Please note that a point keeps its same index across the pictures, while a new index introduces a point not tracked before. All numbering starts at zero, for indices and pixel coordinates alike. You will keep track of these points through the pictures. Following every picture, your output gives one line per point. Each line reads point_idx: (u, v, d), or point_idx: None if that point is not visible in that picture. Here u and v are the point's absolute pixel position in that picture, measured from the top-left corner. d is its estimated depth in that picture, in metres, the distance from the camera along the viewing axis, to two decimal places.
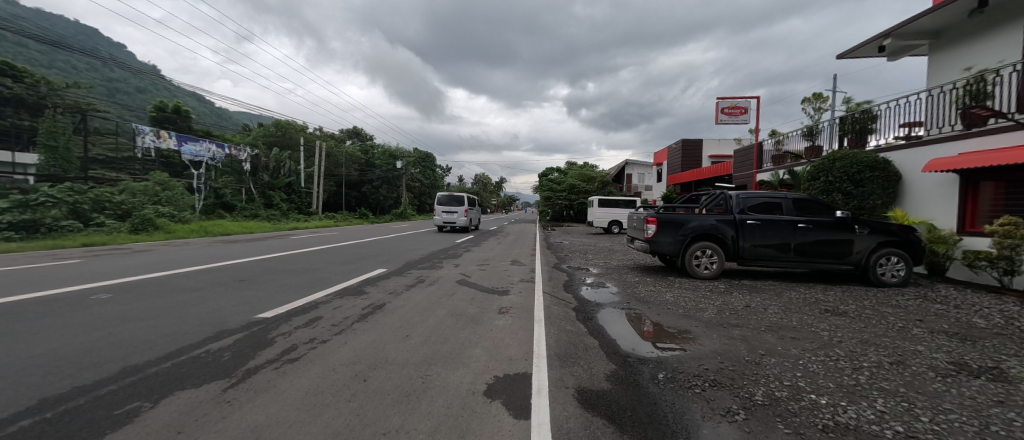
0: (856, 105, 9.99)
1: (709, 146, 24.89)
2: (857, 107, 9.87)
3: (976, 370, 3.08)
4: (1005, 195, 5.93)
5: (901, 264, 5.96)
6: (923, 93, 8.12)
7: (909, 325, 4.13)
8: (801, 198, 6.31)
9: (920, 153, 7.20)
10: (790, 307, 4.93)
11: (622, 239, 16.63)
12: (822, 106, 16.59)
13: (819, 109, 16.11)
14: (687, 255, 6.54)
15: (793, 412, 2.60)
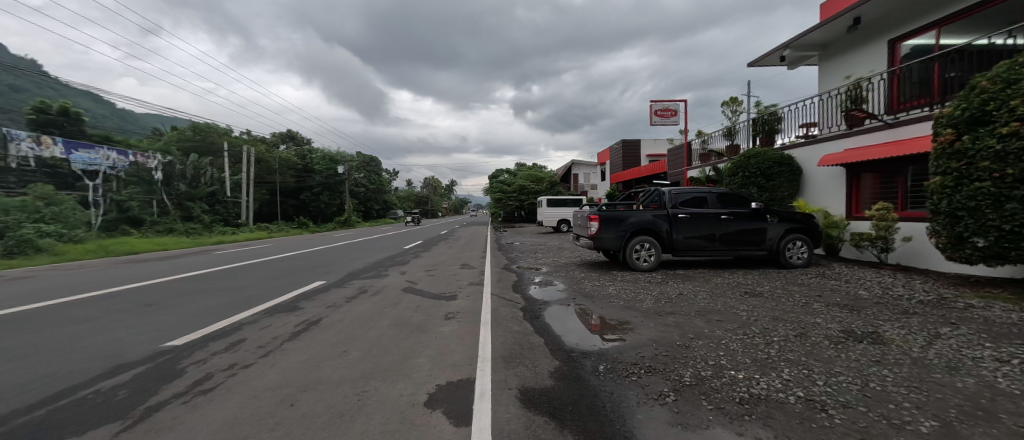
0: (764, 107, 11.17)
1: (645, 146, 26.72)
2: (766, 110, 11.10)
3: (860, 336, 3.58)
4: (882, 183, 6.98)
5: (804, 247, 6.77)
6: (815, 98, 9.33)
7: (811, 300, 4.70)
8: (723, 192, 6.94)
9: (816, 150, 8.26)
10: (717, 291, 5.40)
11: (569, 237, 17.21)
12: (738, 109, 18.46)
13: (735, 111, 17.91)
14: (627, 250, 6.91)
15: (715, 389, 2.84)
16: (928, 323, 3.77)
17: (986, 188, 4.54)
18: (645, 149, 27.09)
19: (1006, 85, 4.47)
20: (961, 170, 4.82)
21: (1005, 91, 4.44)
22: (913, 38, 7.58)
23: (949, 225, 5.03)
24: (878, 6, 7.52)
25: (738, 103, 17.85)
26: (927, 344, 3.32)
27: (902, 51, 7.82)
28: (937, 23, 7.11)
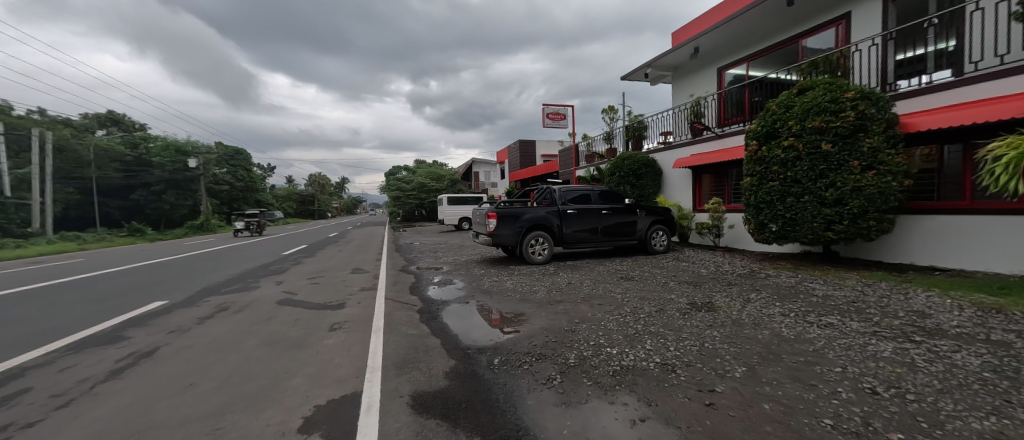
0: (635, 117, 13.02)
1: (540, 146, 28.63)
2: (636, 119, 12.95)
3: (699, 306, 4.46)
4: (716, 183, 8.80)
5: (664, 236, 8.11)
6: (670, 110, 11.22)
7: (668, 280, 5.67)
8: (603, 190, 7.84)
9: (672, 154, 9.97)
10: (600, 278, 6.10)
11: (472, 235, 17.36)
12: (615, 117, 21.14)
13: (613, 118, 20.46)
14: (523, 245, 7.31)
15: (594, 366, 3.18)
16: (742, 291, 4.90)
17: (775, 186, 6.11)
18: (541, 149, 29.01)
19: (786, 110, 6.05)
20: (761, 173, 6.37)
21: (785, 114, 6.01)
22: (733, 68, 9.72)
23: (755, 215, 6.56)
24: (712, 39, 9.39)
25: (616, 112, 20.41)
26: (741, 307, 4.30)
27: (726, 78, 9.96)
28: (747, 58, 9.25)
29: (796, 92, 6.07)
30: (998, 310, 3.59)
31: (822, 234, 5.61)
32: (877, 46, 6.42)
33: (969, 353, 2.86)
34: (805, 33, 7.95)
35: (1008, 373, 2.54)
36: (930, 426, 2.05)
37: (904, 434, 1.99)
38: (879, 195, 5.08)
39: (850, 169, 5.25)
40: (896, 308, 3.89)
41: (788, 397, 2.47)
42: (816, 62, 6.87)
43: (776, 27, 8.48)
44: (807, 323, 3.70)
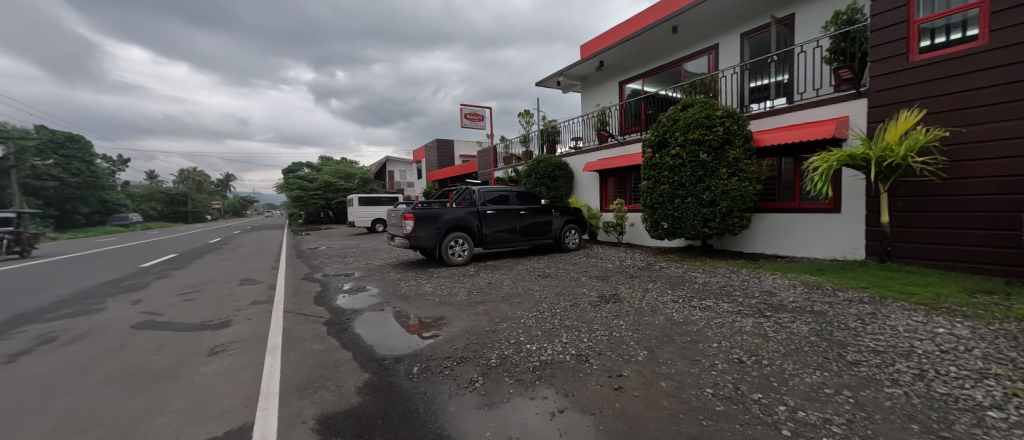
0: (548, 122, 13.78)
1: (458, 146, 28.36)
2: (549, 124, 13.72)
3: (607, 297, 4.89)
4: (619, 185, 9.80)
5: (576, 234, 8.70)
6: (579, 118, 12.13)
7: (580, 275, 6.12)
8: (521, 191, 8.09)
9: (581, 159, 10.78)
10: (520, 277, 6.27)
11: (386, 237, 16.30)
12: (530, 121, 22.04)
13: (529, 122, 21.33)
14: (442, 246, 7.16)
15: (515, 363, 3.23)
16: (641, 282, 5.55)
17: (665, 189, 7.05)
18: (458, 149, 28.74)
19: (673, 123, 7.02)
20: (654, 177, 7.29)
21: (672, 126, 6.98)
22: (630, 83, 10.93)
23: (650, 214, 7.44)
24: (614, 54, 10.45)
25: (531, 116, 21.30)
26: (641, 296, 4.85)
27: (625, 92, 11.14)
28: (641, 75, 10.50)
29: (680, 108, 7.09)
30: (815, 287, 4.71)
31: (701, 231, 6.64)
32: (735, 75, 7.87)
33: (799, 322, 3.68)
34: (685, 58, 9.36)
35: (823, 336, 3.34)
36: (779, 384, 2.61)
37: (760, 395, 2.48)
38: (739, 197, 6.24)
39: (720, 175, 6.33)
40: (752, 289, 4.82)
41: (680, 374, 2.86)
42: (694, 83, 8.08)
43: (664, 50, 9.84)
44: (691, 307, 4.34)
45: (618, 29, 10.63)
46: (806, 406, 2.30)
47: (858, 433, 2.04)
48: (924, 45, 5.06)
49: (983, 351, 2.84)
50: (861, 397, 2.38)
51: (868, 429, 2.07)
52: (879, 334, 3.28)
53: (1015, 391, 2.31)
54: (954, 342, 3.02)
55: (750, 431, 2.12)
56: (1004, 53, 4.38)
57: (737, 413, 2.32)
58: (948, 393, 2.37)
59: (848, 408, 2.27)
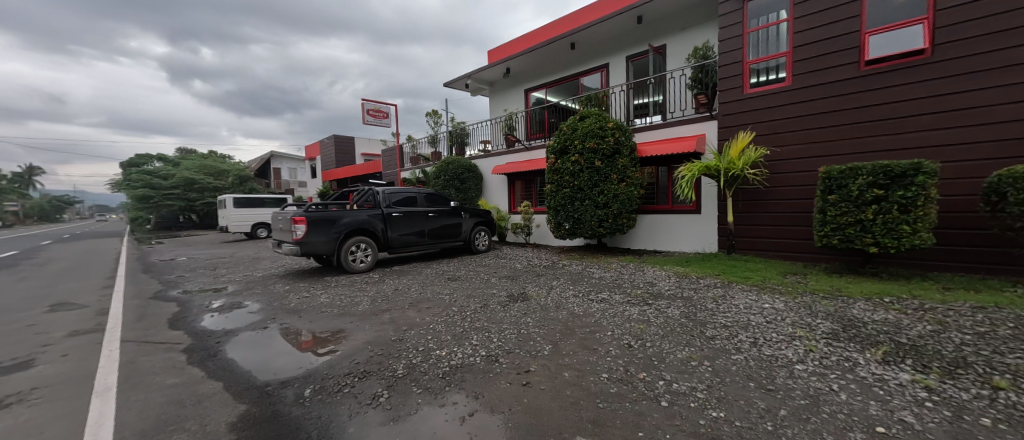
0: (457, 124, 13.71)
1: (359, 144, 26.15)
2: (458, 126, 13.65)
3: (516, 296, 5.08)
4: (526, 188, 10.27)
5: (486, 236, 8.81)
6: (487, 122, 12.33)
7: (490, 277, 6.23)
8: (430, 192, 7.87)
9: (490, 162, 10.98)
10: (429, 281, 6.06)
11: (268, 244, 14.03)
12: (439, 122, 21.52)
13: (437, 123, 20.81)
14: (341, 253, 6.51)
15: (424, 371, 3.09)
16: (546, 280, 5.91)
17: (567, 192, 7.65)
18: (359, 147, 26.49)
19: (573, 131, 7.65)
20: (557, 182, 7.84)
21: (572, 134, 7.61)
22: (535, 91, 11.56)
23: (553, 216, 7.97)
24: (520, 63, 10.92)
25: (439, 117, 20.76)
26: (546, 293, 5.17)
27: (531, 99, 11.75)
28: (545, 85, 11.20)
29: (578, 118, 7.77)
30: (683, 276, 5.67)
31: (597, 230, 7.36)
32: (622, 92, 8.97)
33: (672, 307, 4.37)
34: (582, 73, 10.30)
35: (690, 317, 4.02)
36: (658, 362, 3.06)
37: (645, 373, 2.87)
38: (627, 200, 7.13)
39: (611, 180, 7.13)
40: (637, 281, 5.55)
41: (582, 362, 3.12)
42: (590, 97, 8.98)
43: (564, 63, 10.65)
44: (589, 300, 4.78)
45: (523, 38, 11.13)
46: (678, 378, 2.75)
47: (714, 395, 2.56)
48: (753, 81, 6.51)
49: (789, 319, 3.79)
50: (716, 365, 2.97)
51: (721, 391, 2.60)
52: (727, 312, 4.11)
53: (809, 348, 3.15)
54: (771, 314, 3.97)
55: (639, 407, 2.43)
56: (800, 93, 5.96)
57: (627, 392, 2.64)
58: (769, 354, 3.10)
59: (707, 376, 2.81)
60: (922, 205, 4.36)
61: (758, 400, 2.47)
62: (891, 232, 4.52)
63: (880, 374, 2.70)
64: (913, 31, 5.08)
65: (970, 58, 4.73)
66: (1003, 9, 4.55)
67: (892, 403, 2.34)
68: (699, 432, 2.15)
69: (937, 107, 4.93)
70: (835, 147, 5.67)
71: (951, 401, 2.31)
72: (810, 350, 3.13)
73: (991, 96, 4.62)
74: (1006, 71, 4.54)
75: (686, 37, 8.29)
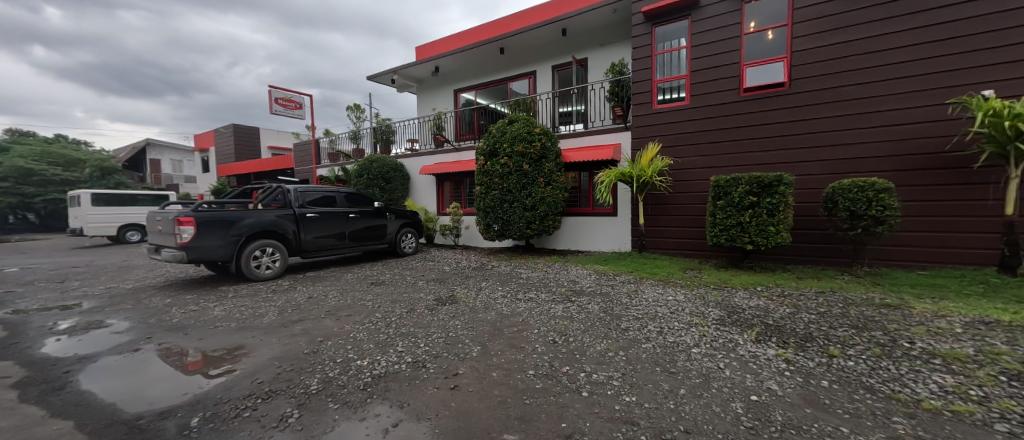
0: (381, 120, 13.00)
1: (265, 136, 23.14)
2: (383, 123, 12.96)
3: (444, 299, 5.01)
4: (455, 189, 10.19)
5: (413, 238, 8.50)
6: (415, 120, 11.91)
7: (417, 280, 6.04)
8: (351, 192, 7.36)
9: (417, 161, 10.62)
10: (350, 287, 5.66)
11: (139, 249, 11.58)
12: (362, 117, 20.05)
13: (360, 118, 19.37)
14: (242, 258, 5.73)
15: (343, 384, 2.88)
16: (475, 281, 5.95)
17: (496, 194, 7.78)
18: (265, 139, 23.43)
19: (502, 134, 7.83)
20: (487, 183, 7.93)
21: (501, 137, 7.78)
22: (465, 92, 11.54)
23: (483, 217, 8.04)
24: (450, 62, 10.76)
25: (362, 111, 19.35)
26: (475, 295, 5.20)
27: (460, 100, 11.68)
28: (475, 86, 11.23)
29: (507, 122, 7.97)
30: (602, 274, 6.19)
31: (525, 232, 7.61)
32: (548, 99, 9.44)
33: (591, 303, 4.74)
34: (511, 78, 10.57)
35: (607, 311, 4.41)
36: (579, 356, 3.31)
37: (568, 367, 3.08)
38: (553, 202, 7.52)
39: (538, 183, 7.45)
40: (561, 280, 5.90)
41: (510, 361, 3.22)
42: (518, 102, 9.31)
43: (494, 66, 10.80)
44: (517, 300, 4.94)
45: (452, 38, 11.02)
46: (596, 369, 3.01)
47: (627, 381, 2.86)
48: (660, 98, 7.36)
49: (686, 309, 4.39)
50: (629, 354, 3.31)
51: (632, 377, 2.92)
52: (638, 305, 4.61)
53: (702, 333, 3.70)
54: (672, 305, 4.56)
55: (562, 399, 2.60)
56: (696, 111, 6.92)
57: (551, 386, 2.80)
58: (671, 341, 3.56)
59: (621, 365, 3.13)
60: (781, 211, 5.40)
61: (663, 382, 2.83)
62: (762, 232, 5.50)
63: (753, 351, 3.30)
64: (775, 67, 6.32)
65: (813, 93, 5.98)
66: (834, 56, 5.83)
67: (762, 374, 2.90)
68: (614, 417, 2.39)
69: (792, 130, 6.16)
70: (723, 159, 6.72)
71: (801, 369, 2.95)
72: (703, 334, 3.68)
73: (827, 124, 5.91)
74: (836, 106, 5.85)
75: (604, 53, 9.06)
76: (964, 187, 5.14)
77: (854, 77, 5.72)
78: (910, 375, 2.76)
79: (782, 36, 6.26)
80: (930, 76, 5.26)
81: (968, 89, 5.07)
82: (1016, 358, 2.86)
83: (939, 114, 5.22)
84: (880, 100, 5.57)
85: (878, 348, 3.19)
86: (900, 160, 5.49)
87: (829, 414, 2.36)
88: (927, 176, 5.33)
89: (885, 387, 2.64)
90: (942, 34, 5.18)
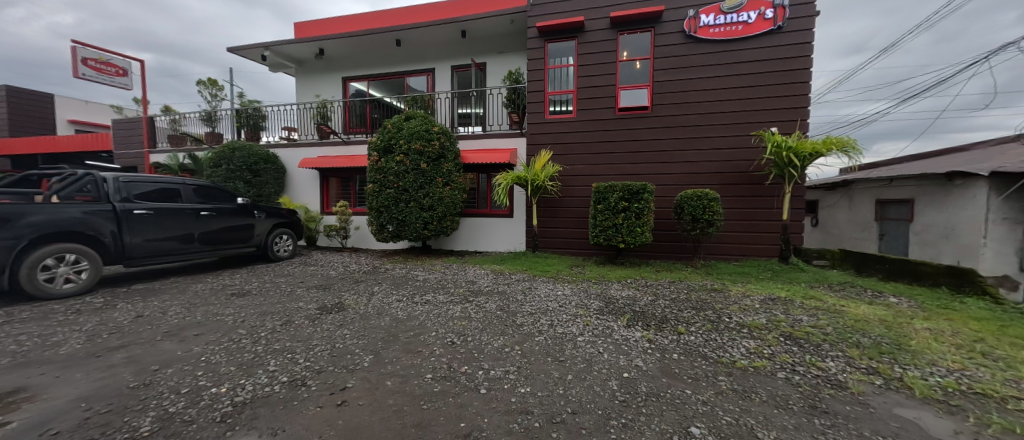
0: (247, 102, 11.00)
1: (60, 105, 17.02)
2: (249, 105, 10.99)
3: (329, 308, 4.52)
4: (343, 186, 9.35)
5: (289, 240, 7.38)
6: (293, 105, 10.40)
7: (294, 287, 5.29)
8: (202, 185, 6.05)
9: (295, 153, 9.28)
10: (199, 301, 4.61)
11: None
12: (223, 95, 15.82)
13: (217, 96, 15.65)
14: (24, 269, 4.26)
15: (191, 420, 2.34)
16: (367, 286, 5.52)
17: (392, 192, 7.37)
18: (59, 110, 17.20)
19: (397, 130, 7.47)
20: (381, 181, 7.44)
21: (398, 133, 7.41)
22: (357, 82, 10.59)
23: (376, 217, 7.52)
24: (338, 46, 9.72)
25: (219, 87, 15.75)
26: (366, 301, 4.82)
27: (350, 90, 10.70)
28: (368, 77, 10.41)
29: (404, 117, 7.63)
30: (499, 273, 6.45)
31: (422, 232, 7.40)
32: (448, 99, 9.39)
33: (489, 302, 4.91)
34: (408, 73, 10.14)
35: (504, 309, 4.63)
36: (478, 354, 3.40)
37: (467, 367, 3.14)
38: (451, 203, 7.50)
39: (436, 183, 7.34)
40: (460, 281, 5.94)
41: (407, 368, 3.10)
42: (416, 98, 9.04)
43: (390, 58, 10.20)
44: (413, 303, 4.77)
45: (341, 19, 9.97)
46: (493, 367, 3.13)
47: (522, 374, 3.07)
48: (552, 109, 8.06)
49: (572, 302, 4.91)
50: (524, 348, 3.55)
51: (527, 369, 3.15)
52: (532, 301, 4.96)
53: (586, 323, 4.21)
54: (561, 299, 5.04)
55: (461, 399, 2.65)
56: (582, 124, 7.80)
57: (450, 388, 2.82)
58: (560, 332, 3.95)
59: (517, 358, 3.33)
60: (645, 214, 6.50)
61: (553, 371, 3.13)
62: (631, 232, 6.52)
63: (625, 335, 3.89)
64: (641, 93, 7.54)
65: (667, 118, 7.37)
66: (681, 89, 7.29)
67: (630, 353, 3.46)
68: (511, 409, 2.55)
69: (653, 147, 7.47)
70: (603, 168, 7.75)
71: (659, 346, 3.62)
72: (586, 324, 4.18)
73: (676, 144, 7.36)
74: (682, 130, 7.33)
75: (502, 60, 9.46)
76: (757, 198, 7.04)
77: (693, 108, 7.25)
78: (728, 342, 3.67)
79: (646, 67, 7.51)
80: (738, 114, 7.03)
81: (760, 126, 6.94)
82: (786, 324, 4.07)
83: (743, 143, 7.03)
84: (710, 128, 7.18)
85: (708, 324, 4.14)
86: (721, 176, 7.18)
87: (678, 381, 2.98)
88: (737, 189, 7.12)
89: (713, 354, 3.45)
90: (746, 83, 6.96)
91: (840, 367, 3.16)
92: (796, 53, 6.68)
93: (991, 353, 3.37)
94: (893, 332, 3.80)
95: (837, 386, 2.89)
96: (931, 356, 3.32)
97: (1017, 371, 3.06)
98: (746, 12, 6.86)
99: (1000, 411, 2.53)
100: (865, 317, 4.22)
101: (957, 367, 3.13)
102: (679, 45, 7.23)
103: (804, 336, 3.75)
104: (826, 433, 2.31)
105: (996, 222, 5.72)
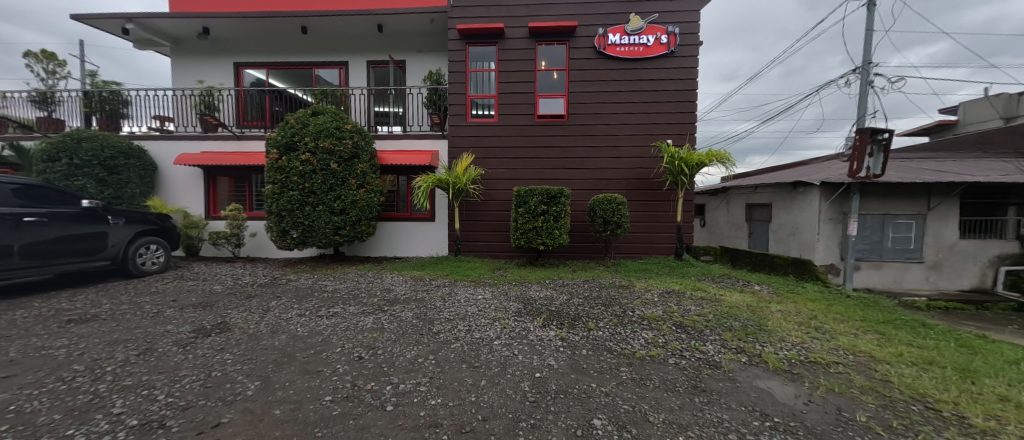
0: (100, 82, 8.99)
1: None
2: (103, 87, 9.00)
3: (208, 329, 3.85)
4: (235, 187, 8.16)
5: (160, 251, 6.13)
6: (168, 91, 8.82)
7: (162, 308, 4.41)
8: (27, 183, 4.77)
9: (171, 147, 7.86)
10: (14, 334, 3.56)
11: None
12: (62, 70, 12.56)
13: (55, 70, 12.33)
14: None
15: None
16: (262, 301, 4.84)
17: (295, 195, 6.64)
18: None
19: (302, 126, 6.76)
20: (282, 182, 6.65)
21: (302, 129, 6.72)
22: (253, 69, 9.36)
23: (276, 223, 6.69)
24: (229, 25, 8.48)
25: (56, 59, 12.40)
26: (258, 318, 4.22)
27: (245, 78, 9.43)
28: (267, 64, 9.25)
29: (310, 112, 6.98)
30: (419, 279, 6.20)
31: (332, 239, 6.79)
32: (363, 96, 8.81)
33: (405, 310, 4.67)
34: (317, 63, 9.26)
35: (420, 317, 4.44)
36: (387, 368, 3.20)
37: (373, 383, 2.92)
38: (366, 206, 7.00)
39: (349, 185, 6.79)
40: (374, 289, 5.55)
41: (303, 392, 2.77)
42: (324, 92, 8.29)
43: (295, 46, 9.23)
44: (317, 318, 4.32)
45: None
46: (402, 381, 2.96)
47: (434, 385, 2.95)
48: (475, 113, 8.04)
49: (492, 306, 4.92)
50: (438, 357, 3.43)
51: (440, 379, 3.04)
52: (449, 307, 4.84)
53: (503, 326, 4.24)
54: (481, 304, 5.01)
55: (364, 420, 2.44)
56: (504, 129, 7.93)
57: (352, 409, 2.58)
58: (477, 337, 3.91)
59: (430, 369, 3.21)
60: (563, 216, 6.83)
61: (467, 378, 3.08)
62: (549, 235, 6.78)
63: (540, 335, 4.02)
64: (558, 101, 7.94)
65: (581, 127, 7.87)
66: (592, 101, 7.84)
67: (544, 354, 3.56)
68: (419, 425, 2.42)
69: (569, 154, 7.90)
70: (524, 173, 7.95)
71: (570, 343, 3.80)
72: (504, 327, 4.22)
73: (589, 152, 7.88)
74: (594, 138, 7.88)
75: (422, 59, 9.18)
76: (657, 202, 7.88)
77: (603, 119, 7.85)
78: (630, 335, 4.00)
79: (562, 78, 7.91)
80: (641, 126, 7.80)
81: (658, 138, 7.79)
82: (677, 314, 4.59)
83: (646, 152, 7.82)
84: (617, 138, 7.85)
85: (615, 319, 4.47)
86: (628, 182, 7.89)
87: (585, 375, 3.15)
88: (641, 194, 7.89)
89: (617, 347, 3.72)
90: (647, 98, 7.75)
91: (717, 349, 3.66)
92: (684, 75, 7.65)
93: (821, 327, 4.21)
94: (756, 315, 4.54)
95: (713, 366, 3.33)
96: (781, 333, 4.03)
97: (836, 340, 3.87)
98: (645, 36, 7.64)
99: (825, 374, 3.16)
100: (737, 304, 4.97)
101: (798, 341, 3.84)
102: (591, 60, 7.78)
103: (691, 324, 4.27)
104: (703, 409, 2.63)
105: (825, 221, 7.20)
